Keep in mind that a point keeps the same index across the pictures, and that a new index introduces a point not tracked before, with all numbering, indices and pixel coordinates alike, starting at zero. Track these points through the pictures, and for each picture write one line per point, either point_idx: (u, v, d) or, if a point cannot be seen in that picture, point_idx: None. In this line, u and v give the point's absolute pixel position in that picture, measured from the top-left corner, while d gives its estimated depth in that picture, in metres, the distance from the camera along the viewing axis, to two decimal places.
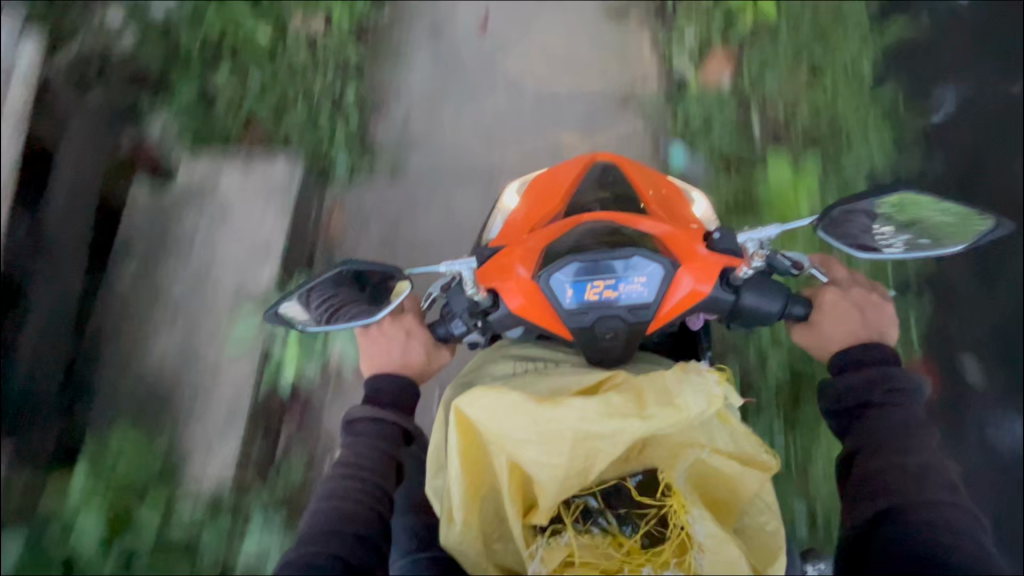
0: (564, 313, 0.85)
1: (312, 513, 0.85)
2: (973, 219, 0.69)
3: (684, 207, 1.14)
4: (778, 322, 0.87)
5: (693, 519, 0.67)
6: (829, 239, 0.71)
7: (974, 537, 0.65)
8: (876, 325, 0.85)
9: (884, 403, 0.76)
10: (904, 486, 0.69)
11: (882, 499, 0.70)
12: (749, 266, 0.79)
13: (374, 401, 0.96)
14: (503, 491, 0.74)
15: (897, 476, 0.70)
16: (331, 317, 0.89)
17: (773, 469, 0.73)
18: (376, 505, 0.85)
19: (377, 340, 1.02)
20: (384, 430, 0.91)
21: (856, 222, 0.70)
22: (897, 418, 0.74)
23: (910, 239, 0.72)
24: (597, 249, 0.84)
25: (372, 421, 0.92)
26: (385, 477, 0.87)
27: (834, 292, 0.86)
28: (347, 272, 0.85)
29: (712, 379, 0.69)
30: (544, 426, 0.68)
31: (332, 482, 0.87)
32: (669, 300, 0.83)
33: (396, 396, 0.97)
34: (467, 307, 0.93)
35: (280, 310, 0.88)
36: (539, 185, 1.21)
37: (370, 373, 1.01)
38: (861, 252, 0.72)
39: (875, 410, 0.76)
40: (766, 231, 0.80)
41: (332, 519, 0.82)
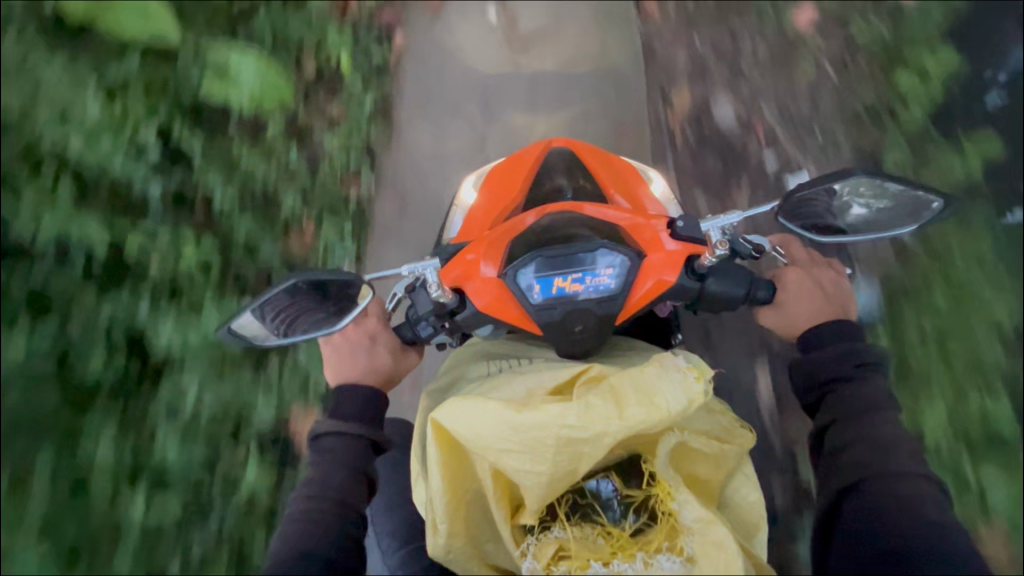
0: (531, 310, 0.84)
1: (281, 535, 0.81)
2: (916, 201, 0.79)
3: (643, 188, 1.17)
4: (742, 304, 0.91)
5: (680, 505, 0.73)
6: (790, 224, 0.81)
7: (936, 502, 0.72)
8: (838, 299, 0.92)
9: (856, 377, 0.83)
10: (872, 455, 0.76)
11: (855, 467, 0.77)
12: (713, 255, 0.81)
13: (340, 413, 0.91)
14: (490, 495, 0.76)
15: (866, 445, 0.77)
16: (291, 329, 0.84)
17: (748, 444, 0.82)
18: (350, 526, 0.82)
19: (340, 347, 0.98)
20: (354, 444, 0.87)
21: (813, 207, 0.79)
22: (867, 391, 0.82)
23: (862, 221, 0.82)
24: (561, 244, 0.83)
25: (340, 435, 0.88)
26: (354, 494, 0.84)
27: (797, 271, 0.93)
28: (306, 283, 0.79)
29: (692, 376, 0.66)
30: (523, 434, 0.67)
31: (302, 502, 0.83)
32: (636, 290, 0.84)
33: (363, 407, 0.92)
34: (431, 309, 0.89)
35: (232, 326, 0.81)
36: (498, 177, 1.21)
37: (335, 382, 0.97)
38: (821, 235, 0.81)
39: (847, 385, 0.83)
40: (728, 218, 0.87)
41: (304, 541, 0.78)
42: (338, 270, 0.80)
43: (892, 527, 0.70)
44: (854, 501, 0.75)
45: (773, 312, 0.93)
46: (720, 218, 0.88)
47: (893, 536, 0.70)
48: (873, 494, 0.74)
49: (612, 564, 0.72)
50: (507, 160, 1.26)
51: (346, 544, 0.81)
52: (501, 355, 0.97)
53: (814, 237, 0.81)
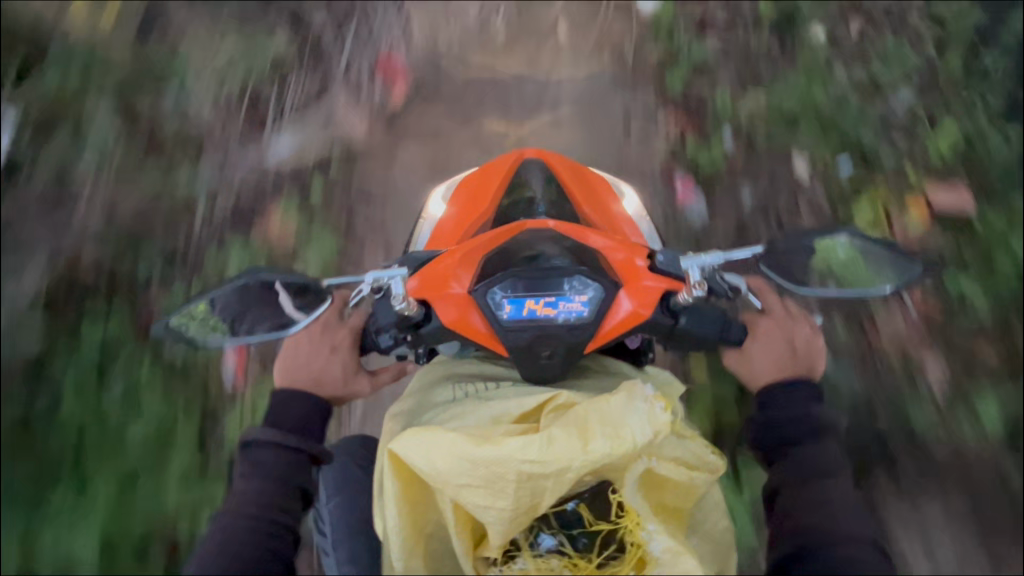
0: (500, 330, 0.81)
1: (198, 553, 0.71)
2: (900, 264, 0.79)
3: (615, 202, 1.16)
4: (715, 342, 0.89)
5: (649, 536, 0.71)
6: (770, 272, 0.81)
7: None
8: (804, 360, 0.90)
9: (813, 440, 0.81)
10: (822, 522, 0.73)
11: (804, 535, 0.74)
12: (689, 294, 0.81)
13: (276, 422, 0.80)
14: (451, 527, 0.73)
15: (815, 512, 0.74)
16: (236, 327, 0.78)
17: (719, 470, 0.81)
18: (278, 546, 0.72)
19: (299, 346, 0.89)
20: (288, 459, 0.76)
21: (795, 260, 0.80)
22: (822, 455, 0.79)
23: (845, 278, 0.81)
24: (534, 265, 0.82)
25: (275, 447, 0.76)
26: (284, 511, 0.73)
27: (768, 323, 0.91)
28: (260, 282, 0.74)
29: (658, 406, 0.63)
30: (483, 469, 0.64)
31: (226, 519, 0.72)
32: (609, 321, 0.83)
33: (304, 416, 0.83)
34: (394, 320, 0.84)
35: (172, 322, 0.76)
36: (468, 189, 1.18)
37: (281, 383, 0.87)
38: (801, 287, 0.81)
39: (804, 446, 0.80)
40: (709, 258, 0.85)
41: (222, 566, 0.69)
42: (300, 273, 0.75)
43: None
44: (800, 572, 0.72)
45: (738, 357, 0.91)
46: (702, 255, 0.85)
47: None
48: (818, 565, 0.71)
49: None
50: (479, 171, 1.23)
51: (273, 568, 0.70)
52: (468, 377, 0.94)
53: (793, 285, 0.81)
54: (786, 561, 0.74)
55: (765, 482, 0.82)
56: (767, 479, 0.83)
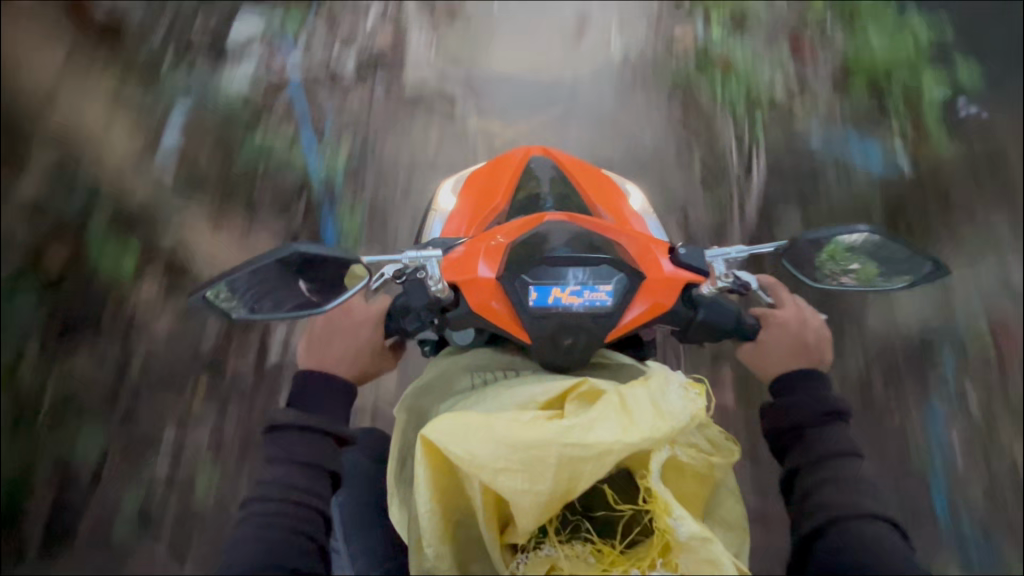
0: (525, 318, 0.82)
1: (232, 544, 0.70)
2: (918, 263, 0.85)
3: (623, 200, 1.18)
4: (732, 332, 0.93)
5: (676, 521, 0.72)
6: (791, 270, 0.86)
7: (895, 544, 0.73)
8: (816, 349, 0.95)
9: (821, 423, 0.85)
10: (838, 499, 0.77)
11: (822, 513, 0.77)
12: (715, 285, 0.86)
13: (301, 403, 0.80)
14: (479, 514, 0.73)
15: (833, 490, 0.78)
16: (263, 303, 0.77)
17: (735, 454, 0.83)
18: (312, 530, 0.72)
19: (324, 329, 0.91)
20: (314, 441, 0.75)
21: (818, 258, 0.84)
22: (830, 436, 0.83)
23: (862, 275, 0.86)
24: (561, 253, 0.82)
25: (300, 431, 0.75)
26: (315, 494, 0.73)
27: (782, 315, 0.95)
28: (288, 256, 0.72)
29: (693, 392, 0.68)
30: (522, 452, 0.64)
31: (255, 506, 0.71)
32: (632, 310, 0.84)
33: (332, 400, 0.81)
34: (425, 303, 0.85)
35: (208, 293, 0.75)
36: (478, 184, 1.19)
37: (305, 363, 0.88)
38: (820, 284, 0.86)
39: (812, 429, 0.85)
40: (731, 250, 0.89)
41: (259, 552, 0.68)
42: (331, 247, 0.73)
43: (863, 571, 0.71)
44: (820, 549, 0.76)
45: (754, 349, 0.95)
46: (726, 248, 0.90)
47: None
48: (836, 536, 0.75)
49: None
50: (488, 165, 1.24)
51: (311, 548, 0.71)
52: (485, 367, 0.95)
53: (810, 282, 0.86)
54: (808, 537, 0.78)
55: (783, 467, 0.86)
56: (785, 464, 0.86)
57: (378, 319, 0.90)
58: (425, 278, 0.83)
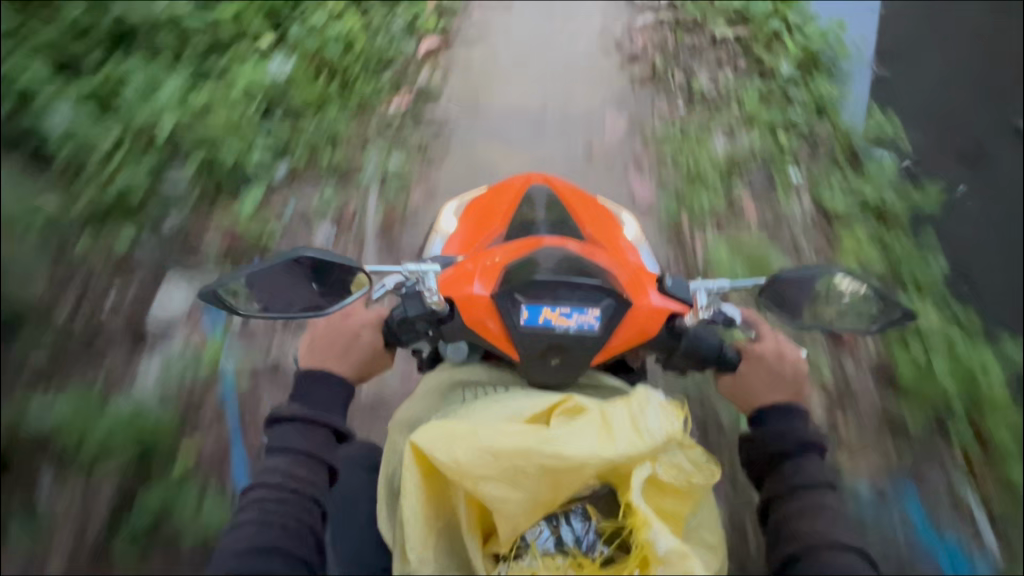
0: (515, 335, 0.86)
1: (235, 528, 0.73)
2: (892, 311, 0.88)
3: (617, 229, 1.23)
4: (713, 362, 0.95)
5: (655, 535, 0.75)
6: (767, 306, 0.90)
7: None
8: (794, 383, 0.96)
9: (799, 455, 0.87)
10: (811, 530, 0.80)
11: (795, 544, 0.80)
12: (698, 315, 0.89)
13: (303, 400, 0.84)
14: (463, 521, 0.76)
15: (807, 521, 0.81)
16: (272, 304, 0.81)
17: (716, 474, 0.85)
18: (313, 520, 0.75)
19: (324, 334, 0.95)
20: (320, 434, 0.80)
21: (788, 297, 0.89)
22: (808, 468, 0.86)
23: (839, 320, 0.89)
24: (553, 274, 0.86)
25: (308, 424, 0.80)
26: (316, 483, 0.76)
27: (763, 349, 0.97)
28: (300, 259, 0.79)
29: (671, 411, 0.72)
30: (508, 459, 0.67)
31: (261, 492, 0.75)
32: (618, 333, 0.89)
33: (331, 397, 0.88)
34: (421, 314, 0.89)
35: (221, 288, 0.80)
36: (479, 208, 1.25)
37: (305, 364, 0.92)
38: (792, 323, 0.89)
39: (789, 460, 0.87)
40: (716, 282, 0.93)
41: (261, 532, 0.71)
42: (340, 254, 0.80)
43: None
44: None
45: (732, 379, 0.97)
46: (710, 281, 0.94)
47: None
48: (807, 567, 0.77)
49: None
50: (489, 192, 1.30)
51: (308, 533, 0.74)
52: (475, 384, 0.98)
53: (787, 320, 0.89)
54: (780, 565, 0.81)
55: (760, 496, 0.89)
56: (761, 493, 0.89)
57: (376, 324, 0.93)
58: (423, 291, 0.88)
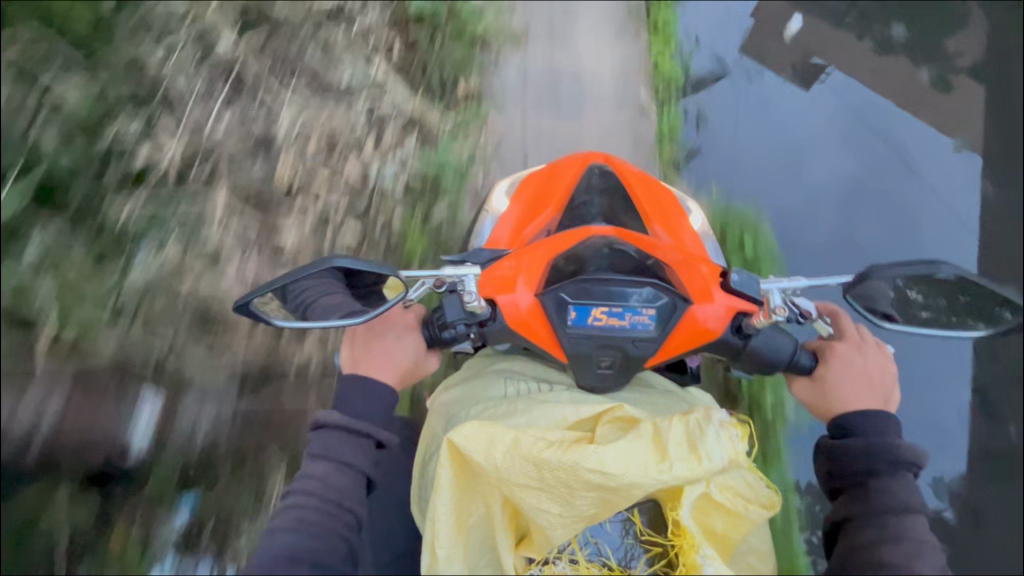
0: (563, 336, 0.80)
1: (272, 531, 0.74)
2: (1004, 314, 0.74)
3: (681, 217, 1.13)
4: (782, 369, 0.87)
5: (704, 559, 0.71)
6: (853, 304, 0.77)
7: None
8: (883, 389, 0.84)
9: (889, 475, 0.74)
10: (899, 563, 0.69)
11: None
12: (768, 319, 0.78)
13: (345, 403, 0.82)
14: (497, 522, 0.73)
15: (894, 552, 0.70)
16: (312, 311, 0.80)
17: (777, 503, 0.78)
18: (344, 531, 0.75)
19: (361, 336, 0.90)
20: (355, 443, 0.78)
21: (880, 291, 0.76)
22: (898, 491, 0.73)
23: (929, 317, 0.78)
24: (602, 273, 0.80)
25: (343, 432, 0.78)
26: (346, 496, 0.75)
27: (843, 348, 0.86)
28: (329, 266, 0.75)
29: (735, 437, 0.65)
30: (549, 473, 0.63)
31: (297, 499, 0.75)
32: (674, 336, 0.82)
33: (371, 402, 0.82)
34: (462, 317, 0.83)
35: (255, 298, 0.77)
36: (531, 189, 1.18)
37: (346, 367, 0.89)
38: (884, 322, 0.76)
39: (878, 480, 0.74)
40: (792, 282, 0.82)
41: (296, 541, 0.72)
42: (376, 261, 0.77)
43: None
44: None
45: (810, 385, 0.87)
46: (782, 280, 0.84)
47: None
48: None
49: None
50: (544, 170, 1.22)
51: (339, 541, 0.74)
52: (518, 374, 0.94)
53: (878, 320, 0.76)
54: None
55: (832, 515, 0.78)
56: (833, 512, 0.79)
57: (414, 325, 0.89)
58: (462, 293, 0.81)
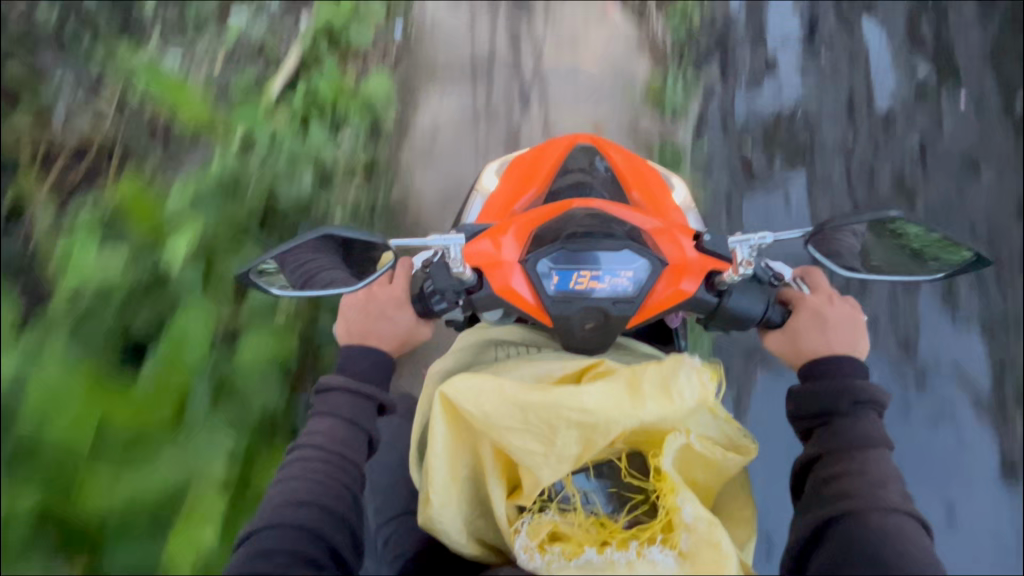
0: (546, 300, 0.85)
1: (278, 482, 0.76)
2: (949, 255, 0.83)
3: (663, 189, 1.18)
4: (755, 324, 0.92)
5: (681, 501, 0.74)
6: (816, 254, 0.83)
7: (921, 541, 0.70)
8: (848, 336, 0.89)
9: (850, 413, 0.81)
10: (861, 490, 0.73)
11: (842, 503, 0.73)
12: (736, 273, 0.83)
13: (351, 372, 0.87)
14: (489, 471, 0.78)
15: (855, 480, 0.75)
16: (313, 281, 0.82)
17: (753, 452, 0.83)
18: (349, 482, 0.78)
19: (360, 307, 0.93)
20: (361, 402, 0.82)
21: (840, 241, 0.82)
22: (861, 428, 0.79)
23: (882, 264, 0.85)
24: (581, 239, 0.84)
25: (350, 393, 0.82)
26: (354, 449, 0.79)
27: (813, 301, 0.91)
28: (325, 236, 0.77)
29: (707, 379, 0.69)
30: (534, 414, 0.68)
31: (303, 452, 0.78)
32: (653, 296, 0.86)
33: (375, 369, 0.88)
34: (449, 283, 0.87)
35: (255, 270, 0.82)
36: (521, 167, 1.22)
37: (345, 339, 0.92)
38: (843, 270, 0.82)
39: (841, 419, 0.81)
40: (760, 237, 0.84)
41: (306, 488, 0.74)
42: (361, 230, 0.78)
43: (876, 558, 0.68)
44: (832, 534, 0.73)
45: (781, 337, 0.92)
46: (751, 236, 0.86)
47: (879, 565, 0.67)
48: (851, 528, 0.71)
49: (606, 551, 0.74)
50: (532, 150, 1.26)
51: (346, 492, 0.77)
52: (505, 342, 0.98)
53: (843, 271, 0.82)
54: (819, 526, 0.74)
55: (804, 454, 0.83)
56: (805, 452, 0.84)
57: (406, 299, 0.92)
58: (448, 262, 0.85)
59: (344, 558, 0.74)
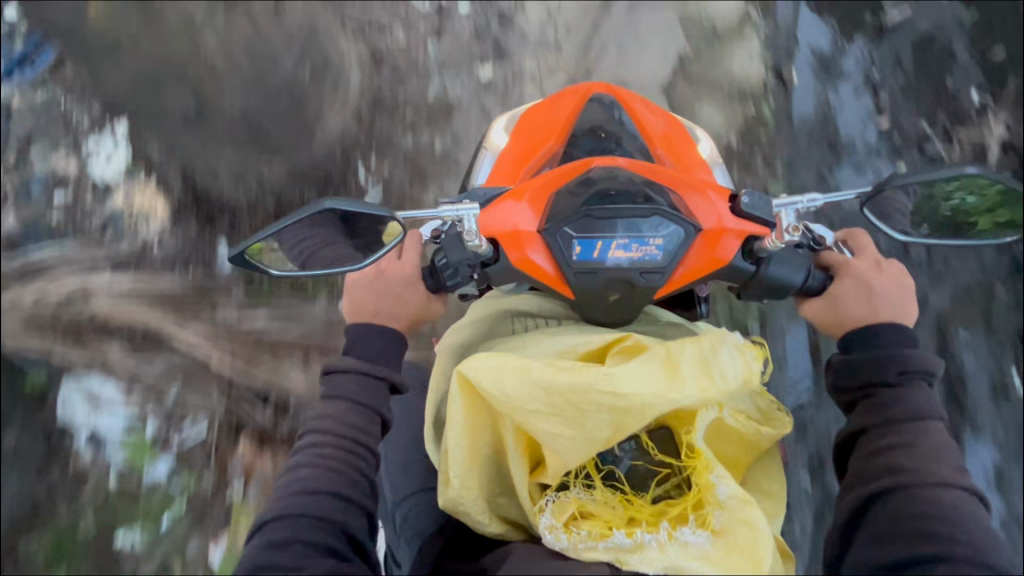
0: (569, 273, 0.79)
1: (288, 471, 0.73)
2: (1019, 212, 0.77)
3: (688, 141, 1.09)
4: (794, 292, 0.86)
5: (717, 479, 0.71)
6: (872, 219, 0.77)
7: (979, 517, 0.67)
8: (894, 301, 0.84)
9: (898, 385, 0.76)
10: (914, 465, 0.70)
11: (891, 477, 0.70)
12: (780, 240, 0.77)
13: (356, 351, 0.81)
14: (511, 452, 0.74)
15: (906, 455, 0.71)
16: (313, 259, 0.77)
17: (787, 425, 0.80)
18: (364, 467, 0.75)
19: (365, 287, 0.88)
20: (369, 384, 0.78)
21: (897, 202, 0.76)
22: (912, 400, 0.75)
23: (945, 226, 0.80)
24: (606, 204, 0.77)
25: (361, 375, 0.78)
26: (367, 433, 0.75)
27: (859, 266, 0.85)
28: (325, 210, 0.73)
29: (751, 356, 0.64)
30: (562, 396, 0.63)
31: (314, 439, 0.75)
32: (685, 263, 0.80)
33: (384, 349, 0.82)
34: (463, 259, 0.81)
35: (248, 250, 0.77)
36: (532, 122, 1.13)
37: (352, 319, 0.88)
38: (901, 234, 0.77)
39: (889, 389, 0.76)
40: (808, 199, 0.79)
41: (318, 475, 0.72)
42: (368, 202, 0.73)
43: (924, 535, 0.65)
44: (879, 509, 0.69)
45: (821, 305, 0.86)
46: (797, 198, 0.81)
47: (926, 544, 0.65)
48: (898, 504, 0.68)
49: (636, 532, 0.71)
50: (544, 104, 1.16)
51: (361, 478, 0.74)
52: (521, 313, 0.92)
53: (900, 233, 0.77)
54: (863, 501, 0.71)
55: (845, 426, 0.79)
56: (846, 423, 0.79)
57: (415, 275, 0.86)
58: (462, 233, 0.79)
59: (362, 540, 0.72)
